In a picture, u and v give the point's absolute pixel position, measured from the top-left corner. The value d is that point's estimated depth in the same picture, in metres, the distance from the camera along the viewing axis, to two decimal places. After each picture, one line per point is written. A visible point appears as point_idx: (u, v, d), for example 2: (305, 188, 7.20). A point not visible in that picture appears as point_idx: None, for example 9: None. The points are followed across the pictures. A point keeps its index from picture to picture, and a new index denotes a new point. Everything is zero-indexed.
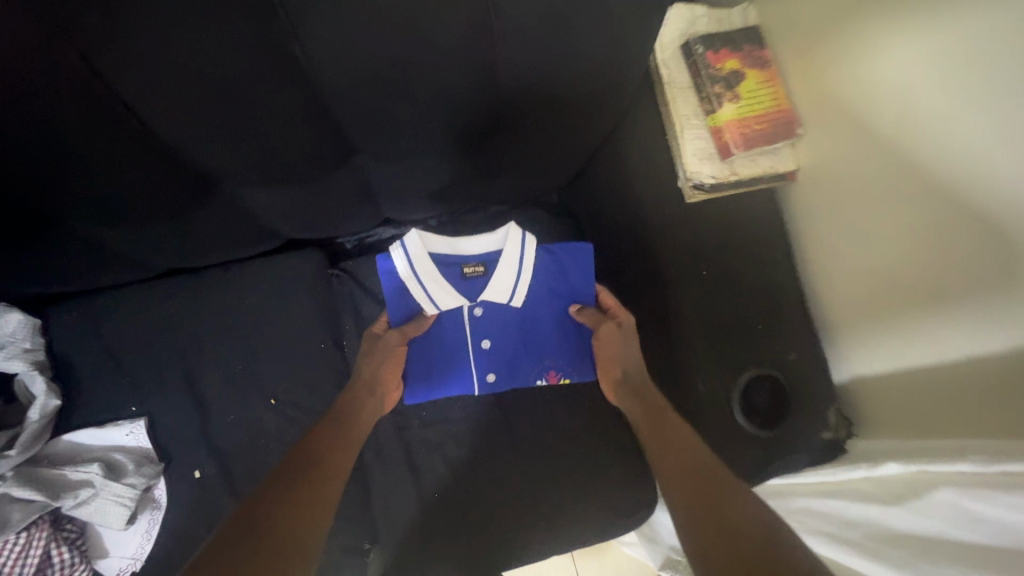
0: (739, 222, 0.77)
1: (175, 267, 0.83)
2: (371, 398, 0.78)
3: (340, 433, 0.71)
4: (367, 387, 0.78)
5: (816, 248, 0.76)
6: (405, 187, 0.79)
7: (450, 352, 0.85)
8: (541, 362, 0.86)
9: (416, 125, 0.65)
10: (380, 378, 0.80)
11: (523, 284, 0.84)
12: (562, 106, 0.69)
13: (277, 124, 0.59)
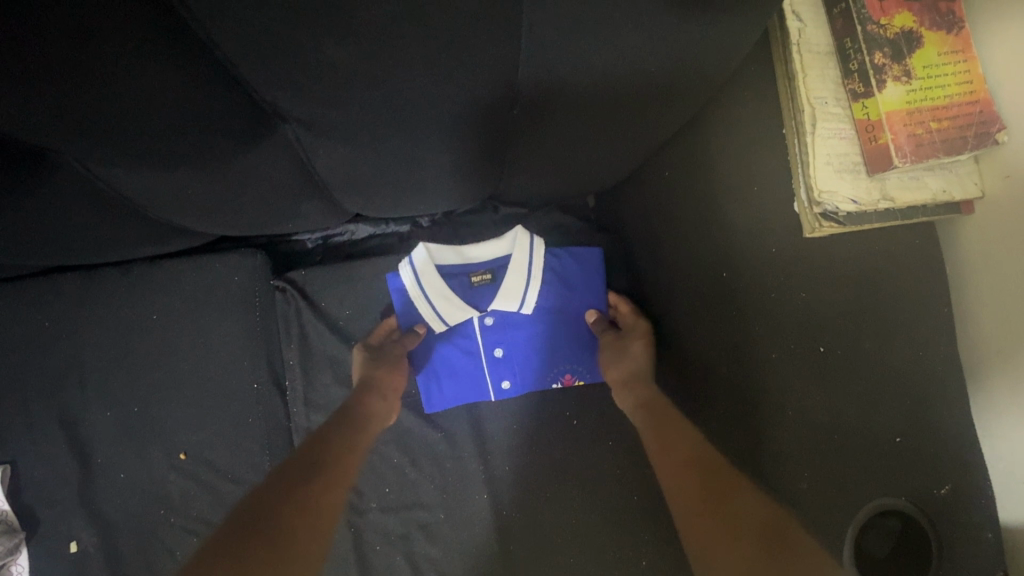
0: (881, 271, 0.50)
1: (49, 264, 0.58)
2: (384, 406, 0.58)
3: (355, 432, 0.53)
4: (376, 395, 0.58)
5: (992, 315, 0.48)
6: (375, 177, 0.53)
7: (461, 364, 0.63)
8: (554, 368, 0.64)
9: (377, 89, 0.39)
10: (386, 388, 0.59)
11: (535, 293, 0.62)
12: (623, 69, 0.42)
13: (82, 48, 0.31)
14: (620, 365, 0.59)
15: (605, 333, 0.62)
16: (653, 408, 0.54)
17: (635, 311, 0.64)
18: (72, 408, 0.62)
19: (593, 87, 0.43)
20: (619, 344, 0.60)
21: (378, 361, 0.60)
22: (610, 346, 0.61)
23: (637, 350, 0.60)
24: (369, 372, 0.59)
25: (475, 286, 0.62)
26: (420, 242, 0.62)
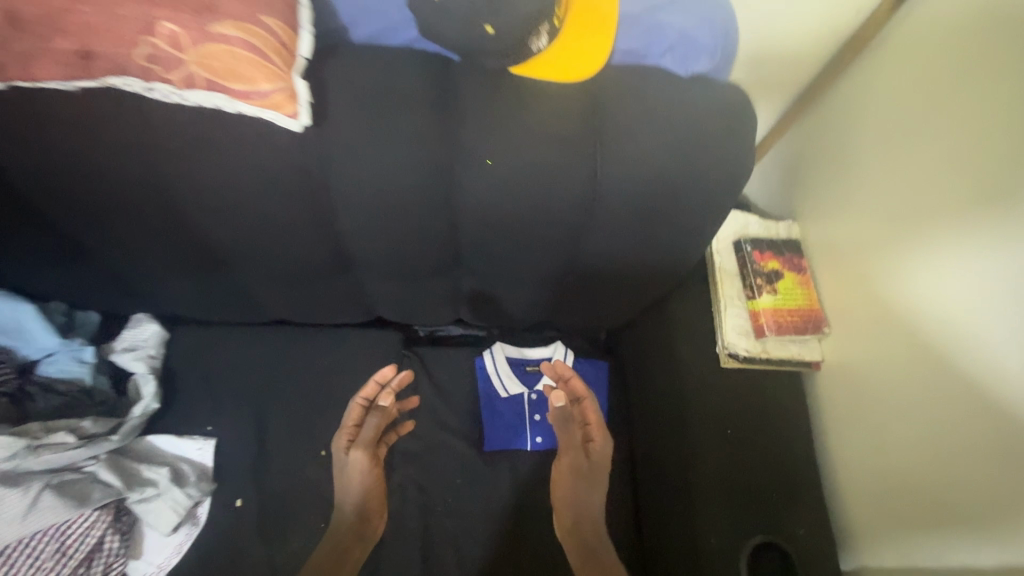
0: (758, 386, 0.88)
1: (283, 317, 0.99)
2: (360, 538, 0.88)
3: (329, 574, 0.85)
4: (350, 535, 0.88)
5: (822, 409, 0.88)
6: (489, 298, 0.95)
7: (513, 420, 0.98)
8: None
9: (513, 258, 0.82)
10: (364, 496, 0.90)
11: None
12: (631, 267, 0.85)
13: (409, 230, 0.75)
14: (576, 492, 0.92)
15: (567, 453, 0.94)
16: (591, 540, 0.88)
17: (600, 426, 0.94)
18: (262, 409, 0.97)
19: (615, 272, 0.86)
20: (579, 470, 0.93)
21: (350, 476, 0.91)
22: (569, 469, 0.93)
23: (595, 474, 0.93)
24: (346, 521, 0.89)
25: (528, 372, 1.03)
26: (498, 342, 1.05)
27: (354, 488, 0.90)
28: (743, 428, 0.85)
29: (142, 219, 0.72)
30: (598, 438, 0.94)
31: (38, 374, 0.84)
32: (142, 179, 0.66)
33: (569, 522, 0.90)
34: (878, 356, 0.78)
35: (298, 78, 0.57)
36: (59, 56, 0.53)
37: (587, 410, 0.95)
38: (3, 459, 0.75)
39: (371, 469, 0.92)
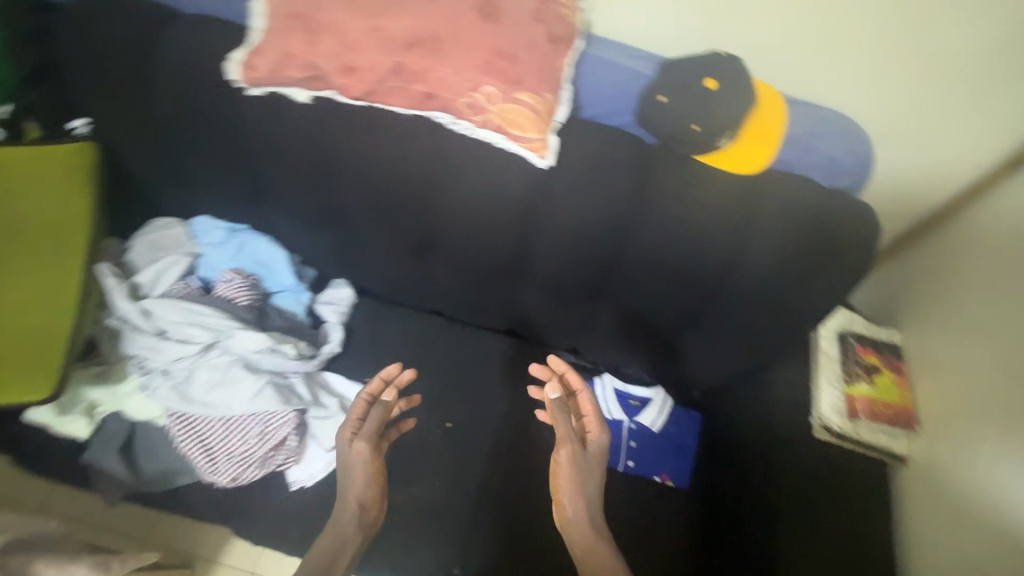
0: (854, 461, 0.95)
1: (439, 309, 1.23)
2: (356, 526, 0.91)
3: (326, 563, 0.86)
4: (352, 527, 0.91)
5: (908, 502, 0.96)
6: (614, 332, 1.13)
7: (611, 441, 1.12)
8: (658, 466, 1.12)
9: (650, 300, 1.01)
10: (366, 489, 0.94)
11: (660, 421, 1.16)
12: (747, 332, 1.01)
13: (582, 259, 0.96)
14: (577, 484, 0.98)
15: (566, 443, 1.00)
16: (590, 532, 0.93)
17: (597, 420, 1.01)
18: (407, 377, 1.18)
19: (731, 333, 1.02)
20: (576, 459, 0.99)
21: (351, 463, 0.96)
22: (570, 458, 0.99)
23: (593, 466, 0.99)
24: (347, 512, 0.92)
25: (629, 405, 1.17)
26: (608, 373, 1.21)
27: (356, 479, 0.95)
28: (830, 536, 0.89)
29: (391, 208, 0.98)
30: (596, 431, 1.01)
31: (272, 302, 1.11)
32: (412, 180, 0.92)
33: (566, 513, 0.96)
34: (969, 457, 0.88)
35: (552, 134, 0.83)
36: (411, 97, 0.83)
37: (583, 403, 1.04)
38: (253, 350, 0.99)
39: (375, 458, 0.97)
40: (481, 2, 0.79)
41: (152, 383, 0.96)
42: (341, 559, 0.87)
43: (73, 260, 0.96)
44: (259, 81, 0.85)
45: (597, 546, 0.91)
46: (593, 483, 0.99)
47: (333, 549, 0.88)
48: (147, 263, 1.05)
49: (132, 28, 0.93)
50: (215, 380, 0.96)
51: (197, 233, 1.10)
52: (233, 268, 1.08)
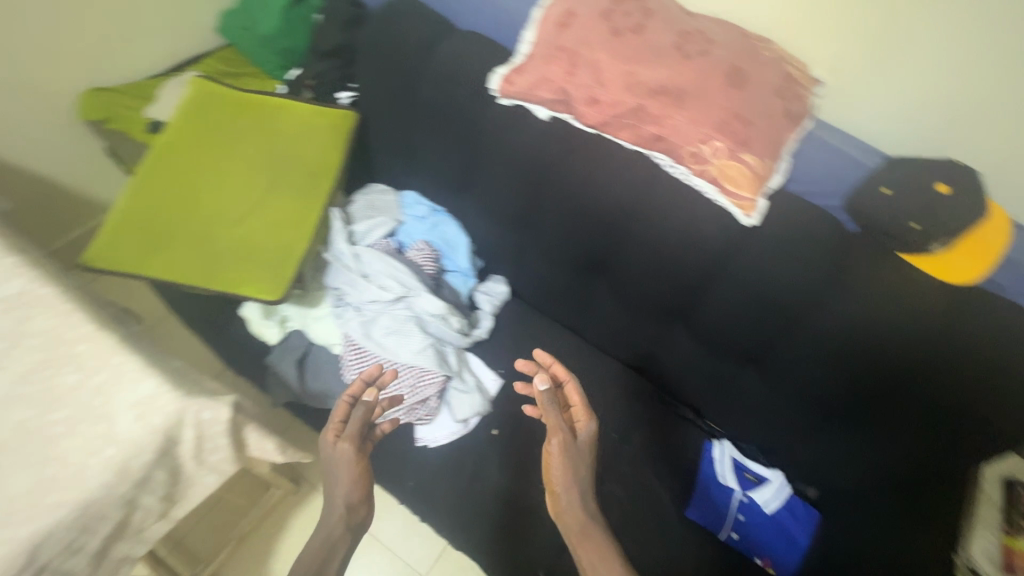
0: None
1: (578, 327, 1.30)
2: (348, 525, 0.86)
3: (318, 570, 0.80)
4: (339, 529, 0.85)
5: None
6: (751, 400, 1.12)
7: (717, 506, 1.12)
8: (762, 548, 1.07)
9: (805, 378, 1.01)
10: (353, 486, 0.90)
11: (776, 504, 1.11)
12: (906, 444, 0.95)
13: (753, 319, 0.99)
14: (569, 475, 0.98)
15: (556, 434, 1.00)
16: (584, 514, 0.93)
17: (583, 409, 1.04)
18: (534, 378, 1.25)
19: (884, 439, 0.98)
20: (566, 448, 0.99)
21: (334, 464, 0.93)
22: (560, 447, 1.00)
23: (579, 455, 1.00)
24: (336, 513, 0.87)
25: (743, 477, 1.14)
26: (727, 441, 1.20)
27: (343, 480, 0.91)
28: None
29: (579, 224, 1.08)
30: (583, 419, 1.03)
31: (445, 277, 1.23)
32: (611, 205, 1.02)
33: (559, 497, 0.97)
34: None
35: (762, 197, 0.89)
36: (640, 138, 0.94)
37: (570, 395, 1.05)
38: (431, 314, 1.13)
39: (360, 459, 0.94)
40: (731, 69, 0.88)
41: (345, 317, 1.13)
42: (334, 564, 0.81)
43: (318, 197, 1.15)
44: (514, 93, 1.01)
45: (593, 531, 0.91)
46: (579, 468, 1.01)
47: (328, 550, 0.83)
48: (363, 217, 1.22)
49: (417, 32, 1.13)
50: (394, 329, 1.10)
51: (404, 205, 1.27)
52: (425, 241, 1.23)
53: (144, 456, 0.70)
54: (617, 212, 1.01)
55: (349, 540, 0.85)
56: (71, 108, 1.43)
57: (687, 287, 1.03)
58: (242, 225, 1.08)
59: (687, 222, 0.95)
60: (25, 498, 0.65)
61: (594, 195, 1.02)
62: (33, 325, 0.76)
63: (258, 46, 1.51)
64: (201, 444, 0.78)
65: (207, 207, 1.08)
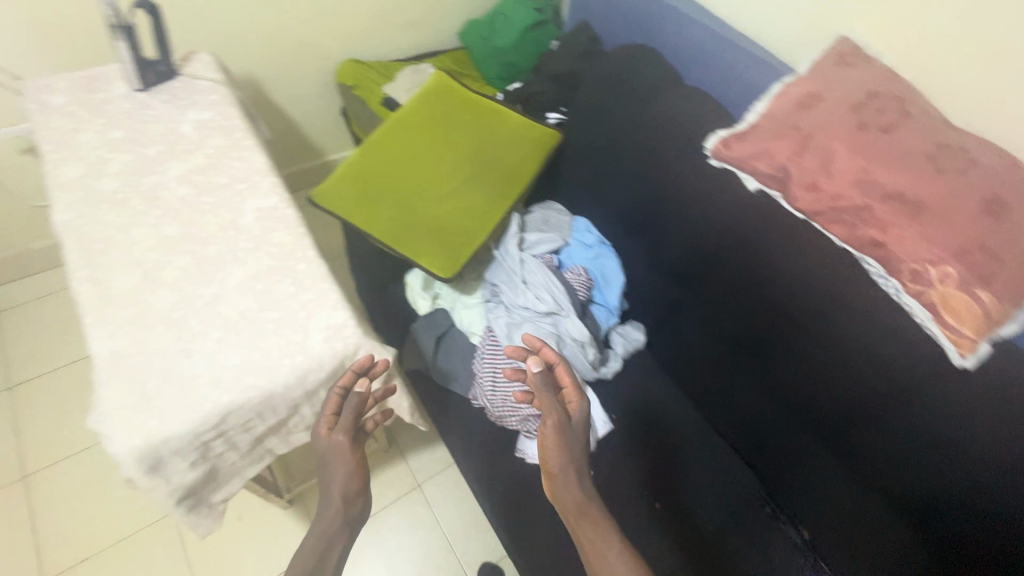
0: None
1: (704, 401, 1.22)
2: (344, 523, 0.87)
3: (317, 558, 0.83)
4: (337, 520, 0.86)
5: None
6: (891, 558, 0.96)
7: None
8: None
9: (977, 555, 0.85)
10: (349, 481, 0.86)
11: None
12: None
13: (931, 463, 0.87)
14: (567, 456, 0.90)
15: (552, 415, 0.91)
16: (582, 493, 0.89)
17: (575, 387, 0.96)
18: (645, 437, 1.17)
19: None
20: (562, 430, 0.91)
21: (327, 454, 0.86)
22: (555, 429, 0.91)
23: (572, 438, 0.92)
24: (333, 504, 0.86)
25: None
26: None
27: (338, 473, 0.86)
28: None
29: (755, 297, 1.03)
30: (574, 400, 0.95)
31: (591, 308, 1.25)
32: (801, 289, 0.96)
33: (553, 481, 0.91)
34: None
35: (986, 343, 0.79)
36: (851, 237, 0.90)
37: (560, 375, 0.96)
38: (572, 338, 1.15)
39: (354, 455, 0.86)
40: (992, 195, 0.78)
41: (495, 313, 1.19)
42: (330, 559, 0.84)
43: (506, 201, 1.24)
44: (726, 157, 1.02)
45: (590, 508, 0.88)
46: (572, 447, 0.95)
47: (326, 540, 0.85)
48: (536, 229, 1.29)
49: (647, 80, 1.20)
50: (535, 340, 1.13)
51: (574, 229, 1.32)
52: (585, 268, 1.25)
53: (318, 373, 0.81)
54: (807, 298, 0.96)
55: (349, 532, 0.87)
56: (331, 70, 1.70)
57: (846, 412, 0.95)
58: (435, 201, 1.20)
59: (873, 344, 0.89)
60: (231, 371, 0.77)
61: (775, 284, 0.99)
62: (275, 236, 0.91)
63: (489, 56, 1.68)
64: (358, 380, 0.86)
65: (416, 182, 1.22)
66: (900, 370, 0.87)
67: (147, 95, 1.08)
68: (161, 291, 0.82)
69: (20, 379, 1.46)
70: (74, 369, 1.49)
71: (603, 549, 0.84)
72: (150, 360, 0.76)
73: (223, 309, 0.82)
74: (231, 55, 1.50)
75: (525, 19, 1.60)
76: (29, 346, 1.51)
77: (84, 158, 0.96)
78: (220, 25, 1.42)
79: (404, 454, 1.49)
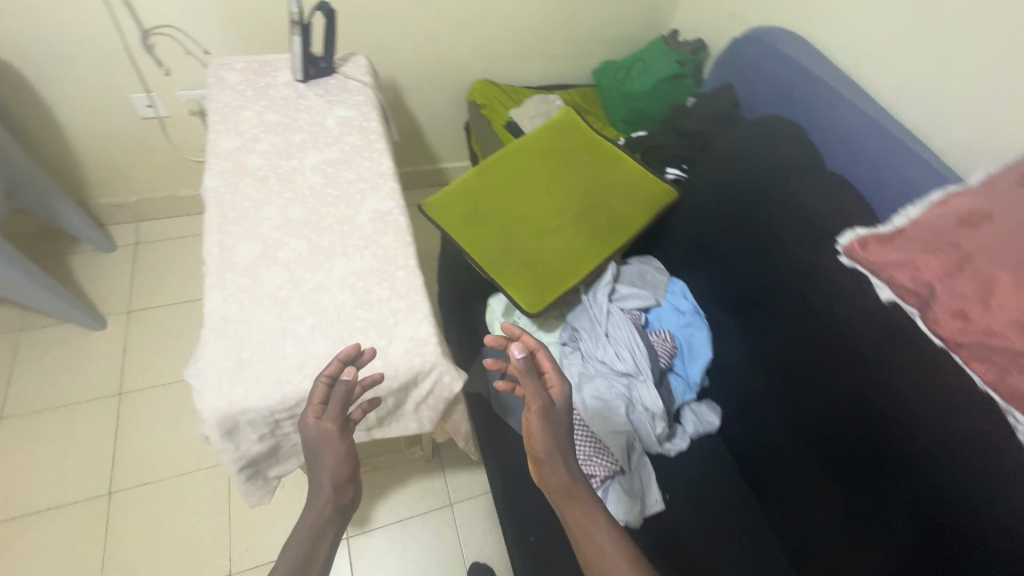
0: None
1: (778, 509, 1.09)
2: (336, 519, 0.72)
3: (306, 556, 0.67)
4: (328, 510, 0.71)
5: None
6: None
7: None
8: None
9: None
10: (344, 469, 0.74)
11: None
12: None
13: None
14: (553, 441, 0.82)
15: (536, 401, 0.82)
16: (573, 480, 0.82)
17: (556, 370, 0.87)
18: (698, 530, 1.07)
19: None
20: (548, 416, 0.82)
21: (313, 445, 0.74)
22: (540, 415, 0.82)
23: (557, 422, 0.83)
24: (323, 501, 0.72)
25: None
26: None
27: (326, 468, 0.73)
28: None
29: (867, 413, 0.92)
30: (555, 383, 0.86)
31: (669, 378, 1.18)
32: (927, 422, 0.84)
33: (543, 471, 0.82)
34: None
35: None
36: (998, 382, 0.77)
37: (541, 358, 0.87)
38: (644, 407, 1.09)
39: (346, 442, 0.75)
40: None
41: (568, 358, 1.15)
42: (319, 558, 0.68)
43: (606, 248, 1.21)
44: (861, 260, 0.92)
45: (578, 493, 0.81)
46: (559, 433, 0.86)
47: (313, 536, 0.69)
48: (629, 282, 1.25)
49: (783, 156, 1.13)
50: (605, 399, 1.09)
51: (669, 291, 1.27)
52: (671, 334, 1.19)
53: (392, 382, 0.82)
54: (932, 434, 0.83)
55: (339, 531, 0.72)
56: (465, 87, 1.78)
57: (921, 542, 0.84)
58: (535, 235, 1.20)
59: (969, 497, 0.78)
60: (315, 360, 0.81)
61: (871, 397, 0.91)
62: (383, 239, 0.95)
63: (618, 100, 1.68)
64: (424, 397, 0.86)
65: (522, 211, 1.23)
66: (988, 536, 0.76)
67: (305, 86, 1.18)
68: (273, 269, 0.88)
69: (138, 306, 1.64)
70: (182, 309, 1.65)
71: (595, 534, 0.78)
72: (249, 331, 0.82)
73: (321, 298, 0.86)
74: (381, 59, 1.61)
75: (666, 70, 1.58)
76: (152, 279, 1.69)
77: (240, 133, 1.06)
78: (379, 32, 1.54)
79: (443, 469, 1.48)
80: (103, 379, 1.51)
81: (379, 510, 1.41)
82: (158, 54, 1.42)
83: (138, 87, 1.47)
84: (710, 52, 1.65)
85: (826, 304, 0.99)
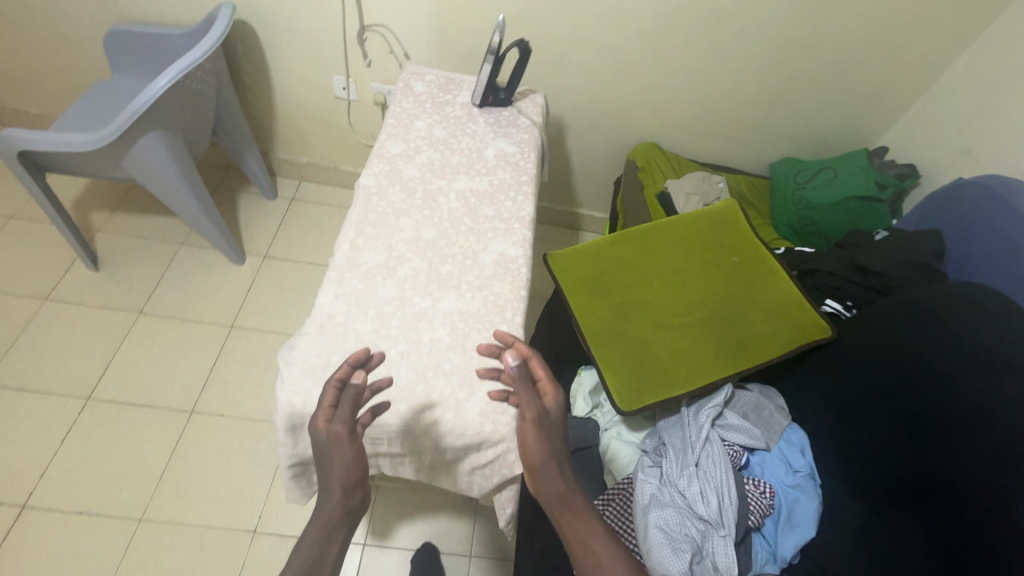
0: None
1: None
2: (345, 526, 0.67)
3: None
4: (339, 513, 0.66)
5: None
6: None
7: None
8: None
9: None
10: (353, 471, 0.68)
11: None
12: None
13: None
14: (550, 449, 0.72)
15: (530, 409, 0.74)
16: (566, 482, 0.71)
17: (552, 378, 0.79)
18: None
19: None
20: (542, 423, 0.73)
21: (322, 446, 0.69)
22: (535, 423, 0.73)
23: (553, 432, 0.74)
24: (332, 508, 0.66)
25: None
26: None
27: (335, 472, 0.68)
28: None
29: None
30: (550, 392, 0.77)
31: (752, 538, 0.98)
32: None
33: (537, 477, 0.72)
34: None
35: None
36: None
37: (536, 364, 0.79)
38: (714, 563, 0.91)
39: (357, 446, 0.69)
40: None
41: (644, 471, 1.01)
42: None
43: (726, 368, 1.06)
44: None
45: (575, 502, 0.71)
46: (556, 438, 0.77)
47: (323, 541, 0.65)
48: (740, 411, 1.08)
49: (996, 335, 0.88)
50: (671, 536, 0.92)
51: (785, 438, 1.08)
52: (772, 490, 1.00)
53: (456, 439, 0.78)
54: None
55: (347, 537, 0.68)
56: (629, 144, 1.73)
57: None
58: (652, 327, 1.09)
59: None
60: (393, 389, 0.79)
61: None
62: (498, 285, 0.92)
63: (790, 205, 1.52)
64: (482, 465, 0.81)
65: (646, 296, 1.13)
66: None
67: (478, 111, 1.21)
68: (389, 281, 0.89)
69: (273, 254, 1.80)
70: (306, 269, 1.79)
71: (592, 545, 0.67)
72: (345, 336, 0.82)
73: (421, 327, 0.85)
74: (558, 98, 1.61)
75: (857, 189, 1.41)
76: (293, 235, 1.86)
77: (407, 140, 1.10)
78: (565, 74, 1.55)
79: (475, 517, 1.42)
80: (224, 308, 1.67)
81: (401, 530, 1.38)
82: (367, 47, 1.55)
83: (341, 71, 1.63)
84: (919, 181, 1.43)
85: (948, 438, 0.87)
